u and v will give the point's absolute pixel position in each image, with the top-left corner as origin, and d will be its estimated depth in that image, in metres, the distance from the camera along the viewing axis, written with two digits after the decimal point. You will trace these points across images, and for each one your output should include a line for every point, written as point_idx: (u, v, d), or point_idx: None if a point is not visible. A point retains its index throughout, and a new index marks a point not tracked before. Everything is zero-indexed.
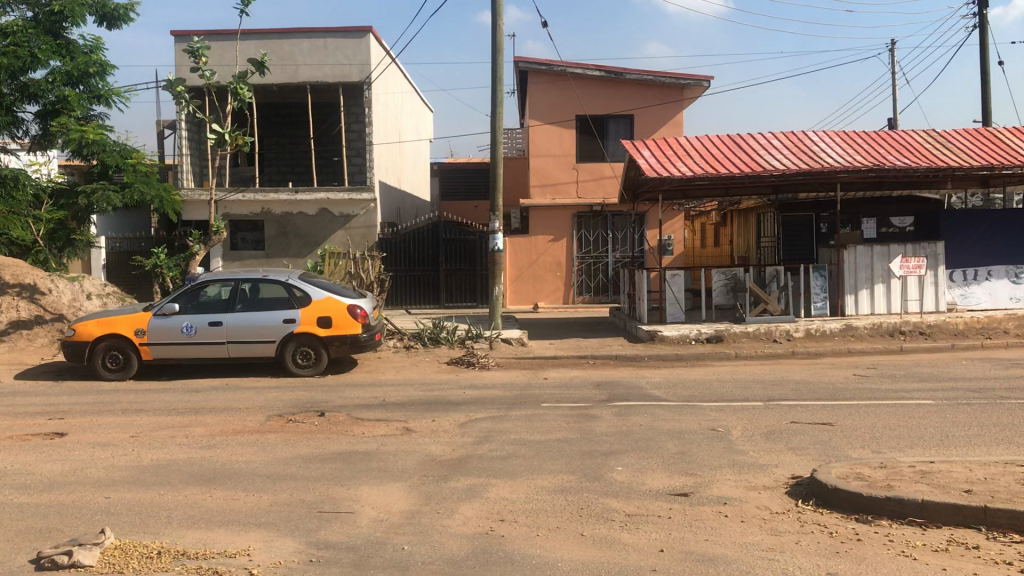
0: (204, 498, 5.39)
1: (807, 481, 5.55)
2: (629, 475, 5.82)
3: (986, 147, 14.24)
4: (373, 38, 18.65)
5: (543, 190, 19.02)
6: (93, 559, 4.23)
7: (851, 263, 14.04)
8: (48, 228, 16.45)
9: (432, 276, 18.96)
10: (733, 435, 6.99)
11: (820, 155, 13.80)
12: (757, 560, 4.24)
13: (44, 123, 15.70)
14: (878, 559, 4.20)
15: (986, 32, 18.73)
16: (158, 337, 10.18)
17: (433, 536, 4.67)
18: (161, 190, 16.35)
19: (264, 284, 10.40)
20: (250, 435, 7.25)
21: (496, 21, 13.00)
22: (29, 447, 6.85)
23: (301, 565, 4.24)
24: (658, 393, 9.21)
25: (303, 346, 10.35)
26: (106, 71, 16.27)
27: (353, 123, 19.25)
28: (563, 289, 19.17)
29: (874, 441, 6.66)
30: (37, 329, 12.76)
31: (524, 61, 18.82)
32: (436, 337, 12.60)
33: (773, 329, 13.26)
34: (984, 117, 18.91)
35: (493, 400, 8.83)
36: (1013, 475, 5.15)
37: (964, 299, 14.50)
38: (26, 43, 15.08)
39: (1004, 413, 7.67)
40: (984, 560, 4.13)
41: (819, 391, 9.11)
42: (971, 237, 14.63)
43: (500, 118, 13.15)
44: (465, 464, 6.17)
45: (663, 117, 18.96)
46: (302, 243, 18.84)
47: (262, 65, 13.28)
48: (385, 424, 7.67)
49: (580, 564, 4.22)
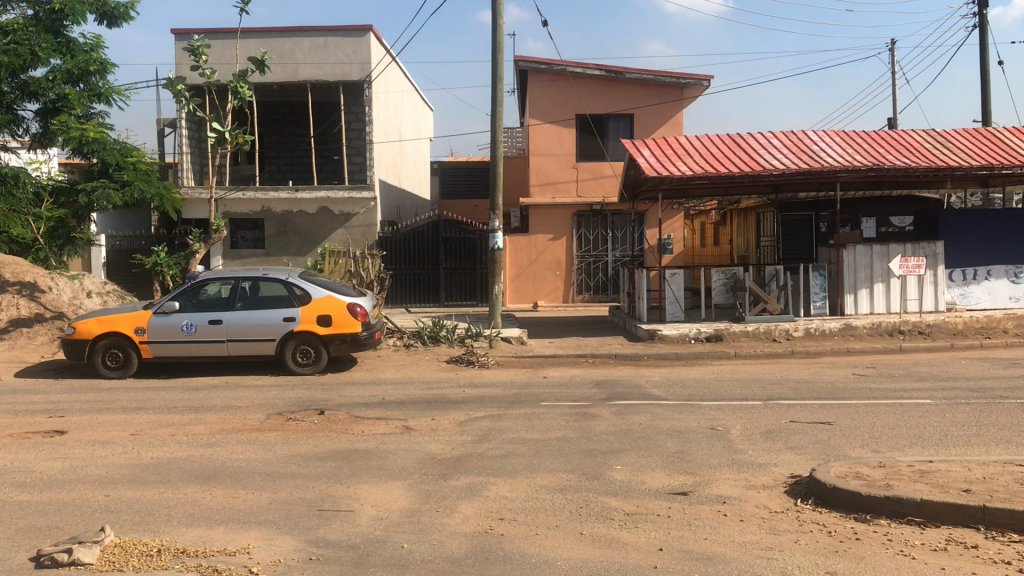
0: (204, 497, 5.40)
1: (806, 480, 5.56)
2: (628, 473, 5.84)
3: (986, 147, 14.24)
4: (373, 36, 18.65)
5: (543, 189, 19.03)
6: (93, 557, 4.24)
7: (850, 262, 14.06)
8: (48, 227, 16.30)
9: (432, 274, 18.96)
10: (732, 434, 7.01)
11: (820, 155, 13.82)
12: (756, 558, 4.25)
13: (44, 121, 15.71)
14: (877, 558, 4.21)
15: (986, 32, 18.74)
16: (158, 335, 10.18)
17: (432, 534, 4.68)
18: (161, 188, 16.36)
19: (264, 283, 10.42)
20: (250, 433, 7.27)
21: (496, 20, 13.00)
22: (30, 445, 6.87)
23: (301, 563, 4.26)
24: (657, 391, 9.23)
25: (303, 344, 10.36)
26: (106, 69, 16.23)
27: (353, 122, 19.25)
28: (563, 287, 19.18)
29: (873, 440, 6.68)
30: (37, 327, 12.76)
31: (524, 60, 18.82)
32: (436, 335, 12.60)
33: (773, 329, 13.27)
34: (984, 117, 18.91)
35: (493, 399, 8.85)
36: (1012, 475, 5.16)
37: (964, 299, 14.52)
38: (26, 41, 15.11)
39: (1003, 412, 7.69)
40: (982, 559, 4.14)
41: (818, 390, 9.13)
42: (971, 236, 14.65)
43: (500, 116, 13.16)
44: (465, 463, 6.19)
45: (663, 116, 18.97)
46: (302, 241, 18.84)
47: (262, 63, 13.27)
48: (385, 422, 7.68)
49: (579, 563, 4.23)
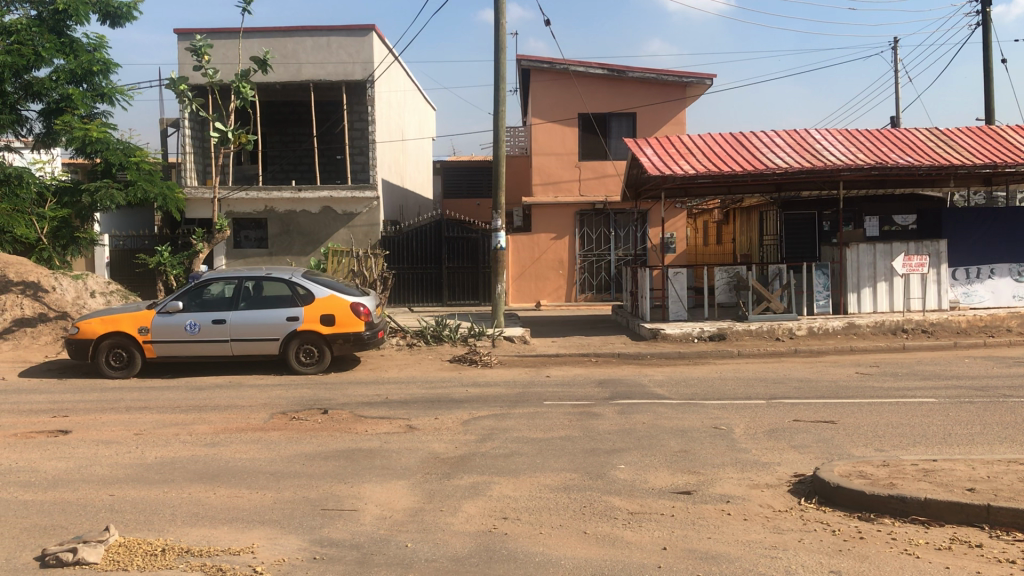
0: (208, 496, 5.41)
1: (809, 479, 5.56)
2: (631, 473, 5.84)
3: (989, 145, 14.22)
4: (376, 35, 18.63)
5: (546, 188, 19.01)
6: (98, 556, 4.25)
7: (853, 261, 14.05)
8: (52, 226, 16.37)
9: (434, 274, 18.98)
10: (736, 433, 7.00)
11: (823, 154, 13.79)
12: (760, 558, 4.25)
13: (47, 121, 15.71)
14: (881, 557, 4.21)
15: (989, 30, 18.68)
16: (161, 335, 10.20)
17: (435, 533, 4.69)
18: (164, 188, 16.45)
19: (267, 282, 10.43)
20: (253, 433, 7.28)
21: (498, 21, 13.00)
22: (33, 445, 6.88)
23: (305, 563, 4.26)
24: (660, 390, 9.24)
25: (306, 343, 10.38)
26: (109, 69, 16.27)
27: (355, 121, 19.26)
28: (565, 287, 19.18)
29: (876, 439, 6.67)
30: (40, 327, 12.78)
31: (526, 59, 18.82)
32: (439, 334, 12.59)
33: (776, 327, 13.28)
34: (988, 114, 18.87)
35: (495, 398, 8.85)
36: (1016, 473, 5.16)
37: (967, 298, 14.50)
38: (29, 42, 15.12)
39: (1007, 411, 7.68)
40: (986, 558, 4.14)
41: (820, 389, 9.13)
42: (974, 235, 14.63)
43: (501, 116, 13.15)
44: (468, 462, 6.19)
45: (666, 115, 18.92)
46: (304, 241, 18.85)
47: (264, 63, 13.25)
48: (388, 421, 7.70)
49: (583, 562, 4.23)
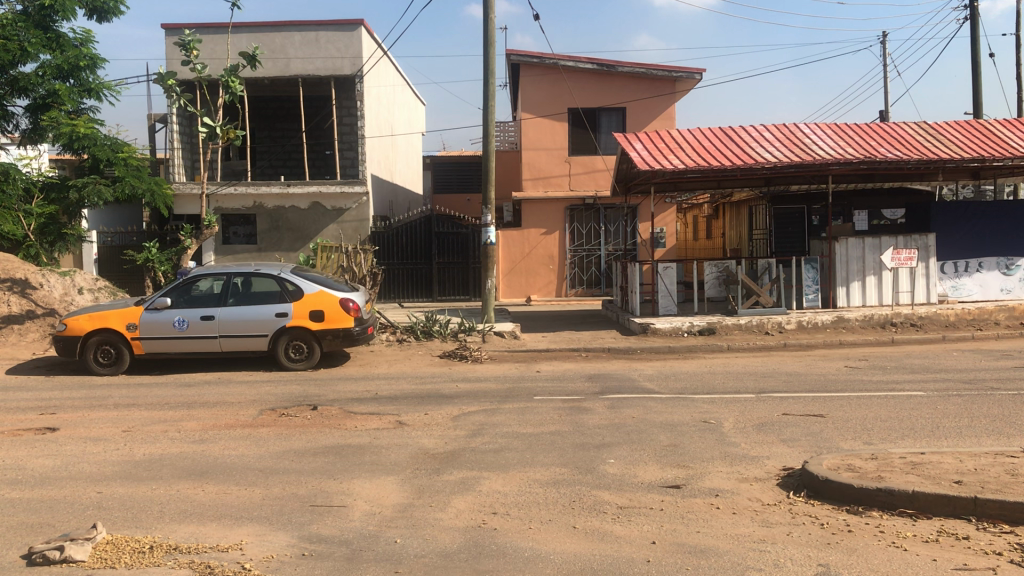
0: (197, 493, 5.39)
1: (798, 472, 5.59)
2: (620, 467, 5.85)
3: (976, 140, 14.26)
4: (365, 31, 18.57)
5: (535, 183, 19.02)
6: (85, 554, 4.22)
7: (842, 255, 14.10)
8: (39, 223, 15.89)
9: (424, 269, 18.97)
10: (725, 427, 7.01)
11: (811, 148, 13.84)
12: (748, 551, 4.26)
13: (34, 117, 15.56)
14: (869, 550, 4.23)
15: (977, 26, 18.74)
16: (149, 331, 10.13)
17: (424, 528, 4.68)
18: (152, 184, 16.65)
19: (256, 278, 10.37)
20: (242, 428, 7.28)
21: (487, 14, 12.95)
22: (19, 443, 6.81)
23: (294, 559, 4.24)
24: (649, 384, 9.28)
25: (295, 339, 10.33)
26: (95, 64, 16.11)
27: (345, 116, 19.04)
28: (556, 282, 19.25)
29: (865, 432, 6.70)
30: (28, 324, 12.71)
31: (515, 54, 18.78)
32: (429, 330, 12.55)
33: (765, 322, 13.32)
34: (975, 108, 18.95)
35: (486, 394, 8.83)
36: (1002, 466, 5.19)
37: (955, 291, 14.70)
38: (14, 37, 14.90)
39: (994, 404, 7.70)
40: (972, 550, 4.16)
41: (808, 383, 9.15)
42: (963, 228, 14.72)
43: (492, 111, 13.11)
44: (458, 457, 6.19)
45: (655, 110, 18.87)
46: (294, 237, 18.73)
47: (253, 57, 13.08)
48: (377, 417, 7.70)
49: (572, 557, 4.23)
